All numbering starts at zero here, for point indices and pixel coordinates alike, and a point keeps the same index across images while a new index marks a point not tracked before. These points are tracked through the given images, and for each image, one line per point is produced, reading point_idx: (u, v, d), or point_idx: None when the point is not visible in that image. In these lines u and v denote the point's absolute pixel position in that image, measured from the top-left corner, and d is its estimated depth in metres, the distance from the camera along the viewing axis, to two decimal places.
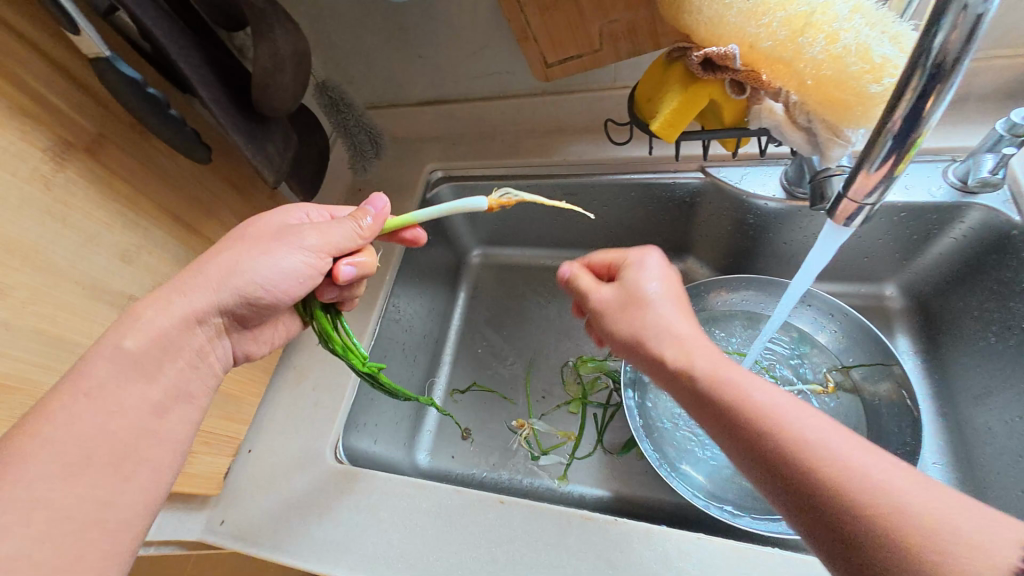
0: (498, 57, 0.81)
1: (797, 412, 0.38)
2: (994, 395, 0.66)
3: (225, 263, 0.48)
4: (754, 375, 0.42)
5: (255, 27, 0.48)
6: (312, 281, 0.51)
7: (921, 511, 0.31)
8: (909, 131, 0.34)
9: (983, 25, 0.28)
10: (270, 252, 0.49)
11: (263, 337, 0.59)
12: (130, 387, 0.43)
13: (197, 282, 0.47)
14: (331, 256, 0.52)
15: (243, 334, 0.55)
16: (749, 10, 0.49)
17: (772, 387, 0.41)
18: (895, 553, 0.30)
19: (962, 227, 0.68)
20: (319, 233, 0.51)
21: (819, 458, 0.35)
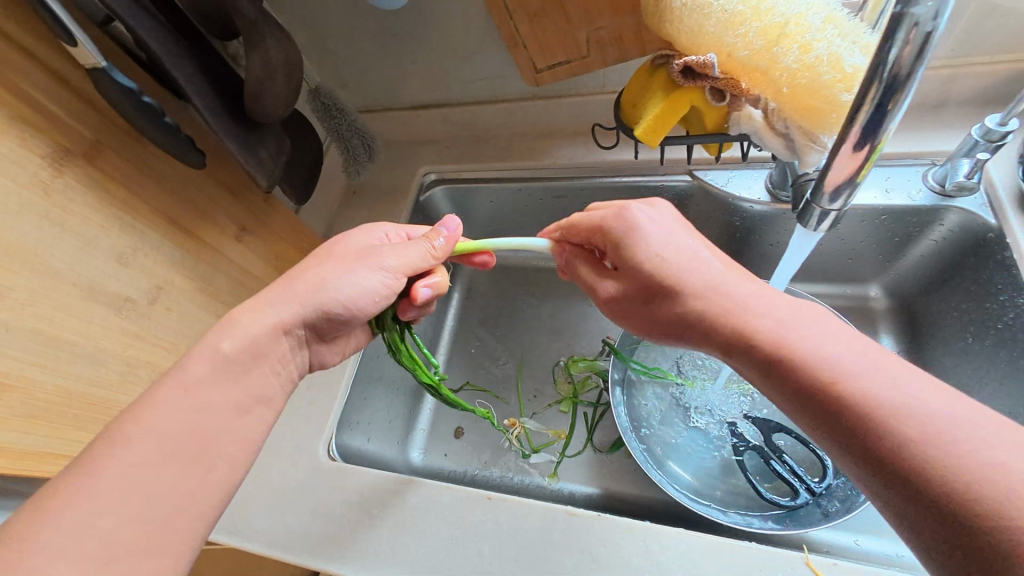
0: (490, 62, 0.83)
1: (863, 366, 0.38)
2: (972, 393, 0.67)
3: (314, 278, 0.50)
4: (817, 328, 0.42)
5: (247, 37, 0.49)
6: (386, 299, 0.53)
7: (996, 456, 0.32)
8: (869, 139, 0.35)
9: (933, 40, 0.30)
10: (352, 271, 0.51)
11: (337, 348, 0.60)
12: (223, 386, 0.44)
13: (285, 295, 0.49)
14: (406, 276, 0.55)
15: (320, 345, 0.57)
16: (727, 19, 0.51)
17: (834, 341, 0.40)
18: (974, 503, 0.31)
19: (941, 230, 0.70)
20: (397, 254, 0.54)
21: (890, 412, 0.35)
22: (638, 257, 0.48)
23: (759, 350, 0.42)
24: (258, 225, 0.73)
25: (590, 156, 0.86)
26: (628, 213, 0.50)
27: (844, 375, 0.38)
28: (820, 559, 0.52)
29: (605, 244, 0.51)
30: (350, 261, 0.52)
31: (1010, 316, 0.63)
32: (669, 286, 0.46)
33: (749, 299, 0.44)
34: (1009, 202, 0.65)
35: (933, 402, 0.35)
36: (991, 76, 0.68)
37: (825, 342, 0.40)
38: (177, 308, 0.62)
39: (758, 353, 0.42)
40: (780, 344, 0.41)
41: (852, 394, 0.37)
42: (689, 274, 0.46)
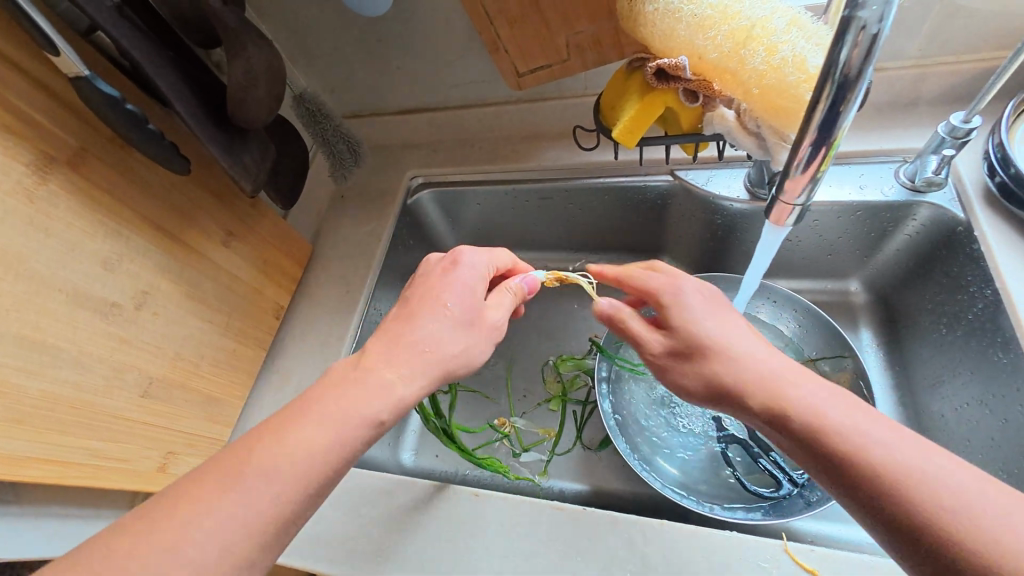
0: (474, 67, 0.84)
1: (856, 417, 0.41)
2: (946, 383, 0.69)
3: (433, 344, 0.48)
4: (815, 379, 0.45)
5: (229, 45, 0.50)
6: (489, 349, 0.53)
7: (977, 504, 0.35)
8: (826, 136, 0.37)
9: (879, 42, 0.32)
10: (467, 336, 0.50)
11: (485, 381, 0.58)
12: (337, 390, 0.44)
13: (406, 359, 0.47)
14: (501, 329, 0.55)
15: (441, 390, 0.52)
16: (697, 23, 0.52)
17: (829, 392, 0.43)
18: (959, 552, 0.33)
19: (914, 224, 0.71)
20: (500, 311, 0.55)
21: (882, 464, 0.38)
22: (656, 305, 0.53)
23: (760, 396, 0.44)
24: (244, 230, 0.73)
25: (573, 158, 0.87)
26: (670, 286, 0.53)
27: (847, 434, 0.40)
28: (799, 546, 0.53)
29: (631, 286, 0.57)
30: (463, 320, 0.50)
31: (977, 307, 0.65)
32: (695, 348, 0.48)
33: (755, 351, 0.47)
34: (977, 197, 0.67)
35: (925, 458, 0.37)
36: (958, 75, 0.70)
37: (831, 403, 0.42)
38: (163, 313, 0.63)
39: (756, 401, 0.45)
40: (790, 403, 0.43)
41: (857, 452, 0.39)
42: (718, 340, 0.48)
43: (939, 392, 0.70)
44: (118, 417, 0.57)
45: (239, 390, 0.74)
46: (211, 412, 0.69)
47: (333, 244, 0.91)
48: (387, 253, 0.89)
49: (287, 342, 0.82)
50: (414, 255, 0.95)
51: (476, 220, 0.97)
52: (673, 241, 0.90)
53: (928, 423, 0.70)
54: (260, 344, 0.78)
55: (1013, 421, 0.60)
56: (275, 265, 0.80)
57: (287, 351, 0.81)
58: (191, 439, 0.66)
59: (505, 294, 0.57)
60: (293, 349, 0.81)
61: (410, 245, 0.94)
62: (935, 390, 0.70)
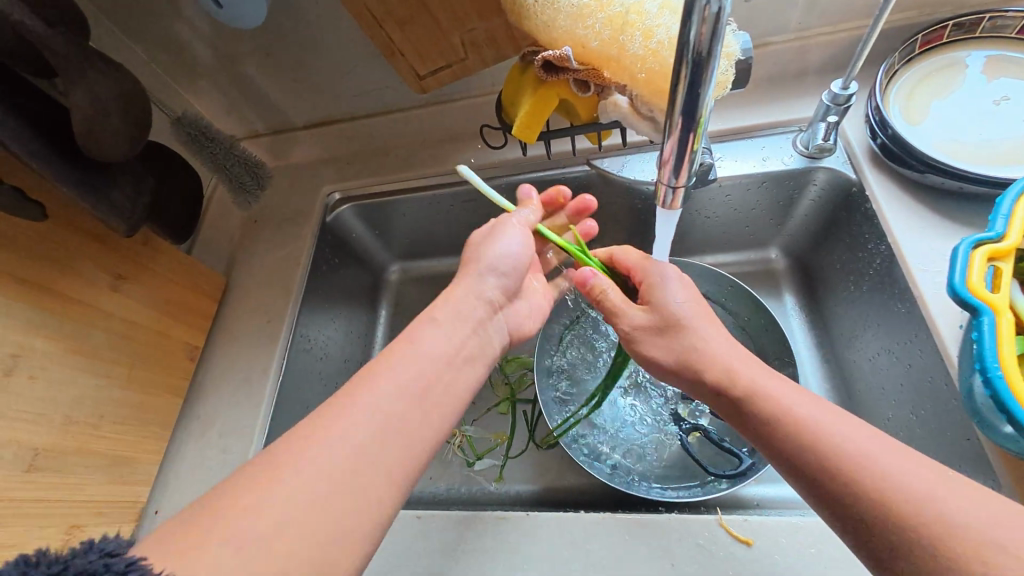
0: (373, 72, 0.81)
1: (838, 428, 0.41)
2: (860, 337, 0.72)
3: (423, 346, 0.48)
4: (829, 415, 0.43)
5: (67, 75, 0.47)
6: (521, 259, 0.59)
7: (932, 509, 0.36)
8: (692, 116, 0.37)
9: (724, 18, 0.32)
10: (459, 321, 0.52)
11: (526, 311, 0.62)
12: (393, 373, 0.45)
13: (423, 338, 0.49)
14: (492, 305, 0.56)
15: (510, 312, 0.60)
16: (575, 13, 0.52)
17: (838, 421, 0.42)
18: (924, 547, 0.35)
19: (815, 189, 0.75)
20: (469, 287, 0.55)
21: (866, 480, 0.38)
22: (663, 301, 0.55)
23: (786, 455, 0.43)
24: (137, 271, 0.67)
25: (491, 157, 0.86)
26: (657, 266, 0.59)
27: (862, 460, 0.39)
28: (731, 518, 0.54)
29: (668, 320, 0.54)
30: (458, 323, 0.52)
31: (877, 261, 0.68)
32: (677, 319, 0.53)
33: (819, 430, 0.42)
34: (865, 158, 0.70)
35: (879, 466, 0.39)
36: (836, 44, 0.73)
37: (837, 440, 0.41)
38: (43, 375, 0.56)
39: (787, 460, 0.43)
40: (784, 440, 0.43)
41: (868, 484, 0.38)
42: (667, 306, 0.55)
43: (855, 345, 0.73)
44: None
45: (152, 444, 0.68)
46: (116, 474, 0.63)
47: (247, 272, 0.85)
48: (308, 276, 0.83)
49: (204, 384, 0.75)
50: (340, 272, 0.89)
51: (403, 229, 0.93)
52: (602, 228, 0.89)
53: (851, 375, 0.73)
54: (172, 391, 0.72)
55: (915, 365, 0.63)
56: (181, 303, 0.74)
57: (205, 393, 0.75)
58: (98, 508, 0.60)
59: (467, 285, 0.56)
60: (212, 391, 0.75)
61: (335, 263, 0.88)
62: (852, 344, 0.74)
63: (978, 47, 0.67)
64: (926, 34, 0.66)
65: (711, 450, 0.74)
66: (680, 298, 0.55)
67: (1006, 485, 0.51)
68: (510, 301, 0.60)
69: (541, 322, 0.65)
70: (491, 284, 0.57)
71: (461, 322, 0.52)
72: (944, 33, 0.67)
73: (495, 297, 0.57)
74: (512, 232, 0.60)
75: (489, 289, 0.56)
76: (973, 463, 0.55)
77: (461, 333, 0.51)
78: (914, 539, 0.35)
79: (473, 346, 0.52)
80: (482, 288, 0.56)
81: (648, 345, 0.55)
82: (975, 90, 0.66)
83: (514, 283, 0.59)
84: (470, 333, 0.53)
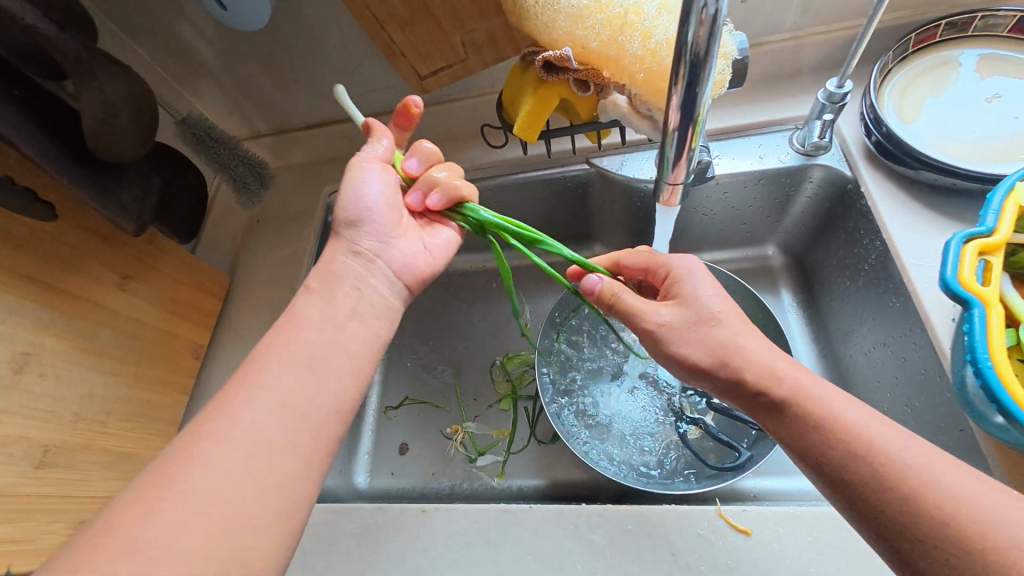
0: (374, 73, 0.82)
1: (892, 434, 0.41)
2: (856, 331, 0.74)
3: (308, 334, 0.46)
4: (884, 419, 0.43)
5: (76, 76, 0.48)
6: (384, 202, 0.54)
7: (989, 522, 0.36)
8: (690, 114, 0.38)
9: (720, 19, 0.33)
10: (343, 291, 0.50)
11: (414, 245, 0.57)
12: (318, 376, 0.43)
13: (297, 324, 0.46)
14: (377, 254, 0.54)
15: (389, 249, 0.54)
16: (575, 14, 0.53)
17: (893, 428, 0.42)
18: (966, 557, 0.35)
19: (811, 186, 0.76)
20: (338, 245, 0.53)
21: (923, 489, 0.38)
22: (695, 296, 0.51)
23: (836, 458, 0.42)
24: (144, 270, 0.68)
25: (490, 157, 0.87)
26: (681, 258, 0.55)
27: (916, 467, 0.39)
28: (730, 508, 0.55)
29: (699, 314, 0.50)
30: (326, 292, 0.49)
31: (872, 256, 0.69)
32: (703, 313, 0.50)
33: (870, 431, 0.42)
34: (860, 155, 0.72)
35: (940, 476, 0.38)
36: (831, 43, 0.75)
37: (895, 446, 0.40)
38: (52, 372, 0.57)
39: (833, 464, 0.42)
40: (833, 443, 0.42)
41: (924, 491, 0.38)
42: (706, 298, 0.50)
43: (851, 340, 0.74)
44: (4, 496, 0.51)
45: (158, 441, 0.69)
46: (124, 470, 0.64)
47: (251, 271, 0.86)
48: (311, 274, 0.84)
49: (210, 382, 0.76)
50: None
51: None
52: (601, 225, 0.90)
53: (848, 369, 0.74)
54: (177, 389, 0.72)
55: (910, 358, 0.64)
56: (185, 302, 0.75)
57: (210, 390, 0.75)
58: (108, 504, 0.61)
59: (337, 248, 0.53)
60: (217, 388, 0.75)
61: None
62: (848, 339, 0.75)
63: (970, 46, 0.69)
64: (918, 33, 0.68)
65: (710, 443, 0.75)
66: (713, 296, 0.51)
67: (1000, 475, 0.52)
68: (391, 240, 0.55)
69: (445, 262, 0.60)
70: (358, 238, 0.53)
71: (337, 283, 0.50)
72: (937, 32, 0.68)
73: (369, 249, 0.53)
74: (370, 175, 0.54)
75: (360, 241, 0.53)
76: (965, 453, 0.56)
77: (337, 293, 0.49)
78: (965, 555, 0.35)
79: (356, 306, 0.49)
80: (350, 245, 0.53)
81: (678, 343, 0.50)
82: (969, 87, 0.67)
83: (383, 225, 0.54)
84: (344, 290, 0.50)
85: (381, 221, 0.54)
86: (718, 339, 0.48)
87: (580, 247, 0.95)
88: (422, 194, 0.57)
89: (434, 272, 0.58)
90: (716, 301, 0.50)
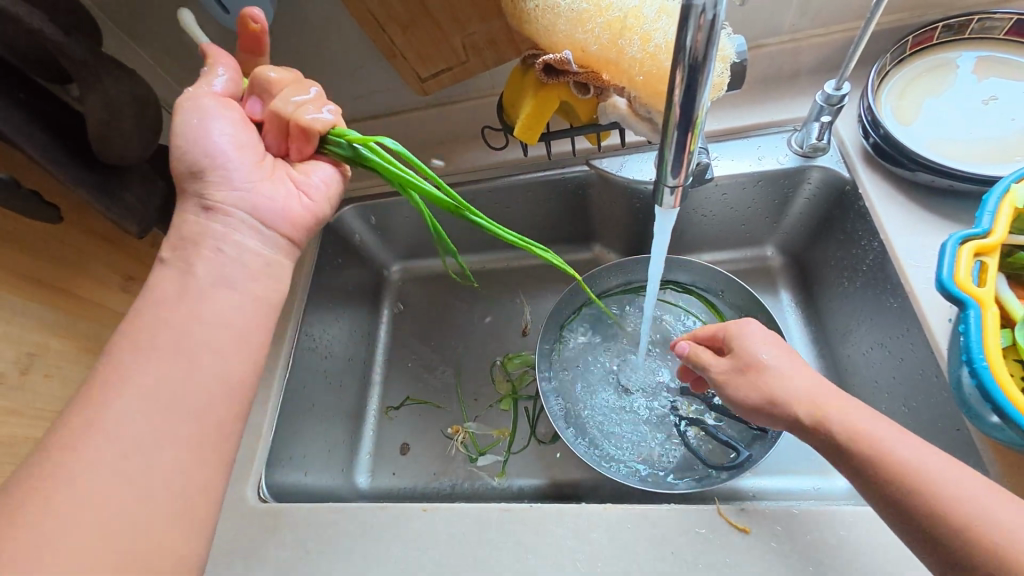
0: (375, 75, 0.82)
1: (945, 467, 0.41)
2: (854, 332, 0.74)
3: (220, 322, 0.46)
4: (938, 451, 0.43)
5: (80, 78, 0.49)
6: (232, 150, 0.51)
7: None
8: (688, 118, 0.39)
9: (718, 25, 0.33)
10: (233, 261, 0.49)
11: (280, 195, 0.54)
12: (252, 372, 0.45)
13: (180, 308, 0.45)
14: (233, 207, 0.51)
15: (246, 199, 0.51)
16: (575, 17, 0.53)
17: (948, 461, 0.42)
18: None
19: (809, 187, 0.76)
20: (192, 203, 0.50)
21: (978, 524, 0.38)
22: (751, 351, 0.52)
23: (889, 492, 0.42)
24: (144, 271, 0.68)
25: (490, 158, 0.87)
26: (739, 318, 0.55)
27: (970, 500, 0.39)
28: (728, 507, 0.55)
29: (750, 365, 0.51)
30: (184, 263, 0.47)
31: (870, 258, 0.70)
32: (752, 363, 0.51)
33: (922, 463, 0.42)
34: (858, 157, 0.72)
35: (994, 508, 0.39)
36: (830, 45, 0.75)
37: (948, 479, 0.40)
38: (56, 373, 0.57)
39: (886, 497, 0.42)
40: (885, 476, 0.42)
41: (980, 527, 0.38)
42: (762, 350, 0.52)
43: (850, 340, 0.75)
44: None
45: None
46: None
47: None
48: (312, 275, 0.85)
49: None
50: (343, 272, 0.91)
51: (405, 229, 0.95)
52: (601, 226, 0.90)
53: (846, 369, 0.75)
54: None
55: (907, 358, 0.64)
56: None
57: None
58: None
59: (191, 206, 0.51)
60: None
61: (339, 263, 0.90)
62: (846, 339, 0.75)
63: (967, 48, 0.69)
64: (916, 36, 0.68)
65: (710, 443, 0.75)
66: (767, 348, 0.52)
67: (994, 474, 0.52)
68: (251, 188, 0.52)
69: (327, 204, 0.57)
70: (210, 194, 0.50)
71: (193, 248, 0.48)
72: (934, 35, 0.68)
73: (222, 201, 0.50)
74: (211, 115, 0.51)
75: (208, 194, 0.50)
76: (960, 452, 0.57)
77: (198, 262, 0.47)
78: None
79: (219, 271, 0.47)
80: (200, 202, 0.50)
81: (732, 391, 0.52)
82: (966, 89, 0.68)
83: (237, 174, 0.51)
84: (203, 253, 0.48)
85: (233, 173, 0.51)
86: (766, 382, 0.50)
87: (580, 248, 0.95)
88: (278, 134, 0.54)
89: (315, 218, 0.56)
90: (766, 350, 0.52)
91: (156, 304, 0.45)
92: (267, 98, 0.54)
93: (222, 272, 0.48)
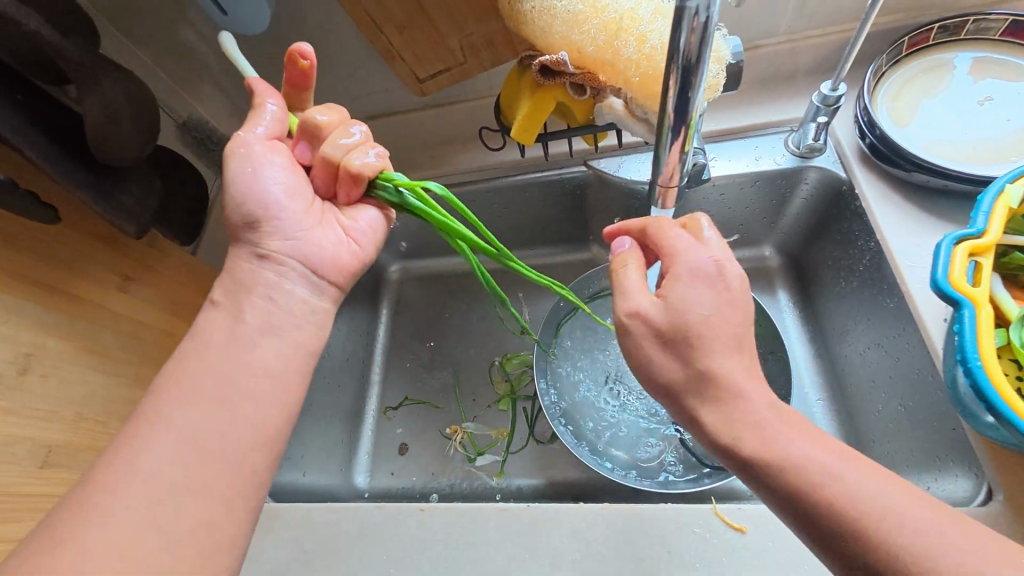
0: (373, 77, 0.82)
1: (853, 470, 0.37)
2: (851, 332, 0.74)
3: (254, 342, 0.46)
4: (845, 452, 0.39)
5: (79, 81, 0.49)
6: (284, 195, 0.52)
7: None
8: (682, 118, 0.39)
9: (710, 26, 0.33)
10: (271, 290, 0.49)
11: (326, 236, 0.54)
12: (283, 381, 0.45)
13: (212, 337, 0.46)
14: (284, 255, 0.51)
15: (296, 244, 0.52)
16: (571, 19, 0.53)
17: (860, 465, 0.38)
18: None
19: (807, 188, 0.76)
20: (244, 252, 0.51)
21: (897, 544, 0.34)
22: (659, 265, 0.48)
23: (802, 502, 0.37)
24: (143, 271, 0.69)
25: (488, 159, 0.88)
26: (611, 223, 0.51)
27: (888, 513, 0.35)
28: (726, 506, 0.55)
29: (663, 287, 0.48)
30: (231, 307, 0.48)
31: (867, 258, 0.70)
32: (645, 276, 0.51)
33: (822, 467, 0.37)
34: (855, 157, 0.72)
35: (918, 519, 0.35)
36: (826, 46, 0.75)
37: (858, 482, 0.36)
38: (54, 373, 0.57)
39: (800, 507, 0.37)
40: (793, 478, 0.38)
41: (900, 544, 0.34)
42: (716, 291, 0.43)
43: (847, 340, 0.75)
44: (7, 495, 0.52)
45: None
46: None
47: None
48: None
49: None
50: None
51: (404, 229, 0.95)
52: (599, 227, 0.90)
53: (844, 370, 0.75)
54: None
55: (904, 358, 0.64)
56: (186, 304, 0.75)
57: None
58: None
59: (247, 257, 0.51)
60: None
61: None
62: (844, 339, 0.75)
63: (964, 49, 0.69)
64: (912, 36, 0.68)
65: None
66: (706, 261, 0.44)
67: (990, 473, 0.53)
68: (303, 232, 0.52)
69: (373, 247, 0.58)
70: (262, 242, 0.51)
71: (245, 293, 0.49)
72: (930, 35, 0.69)
73: (278, 251, 0.51)
74: (261, 161, 0.51)
75: (264, 244, 0.51)
76: (956, 451, 0.57)
77: (246, 308, 0.48)
78: None
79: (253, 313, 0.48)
80: (252, 251, 0.51)
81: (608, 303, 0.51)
82: (962, 90, 0.68)
83: (290, 221, 0.52)
84: (254, 300, 0.49)
85: (286, 220, 0.52)
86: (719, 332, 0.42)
87: (578, 248, 0.95)
88: (327, 179, 0.55)
89: (363, 262, 0.57)
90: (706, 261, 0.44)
91: (202, 347, 0.45)
92: (316, 141, 0.54)
93: (264, 311, 0.48)
